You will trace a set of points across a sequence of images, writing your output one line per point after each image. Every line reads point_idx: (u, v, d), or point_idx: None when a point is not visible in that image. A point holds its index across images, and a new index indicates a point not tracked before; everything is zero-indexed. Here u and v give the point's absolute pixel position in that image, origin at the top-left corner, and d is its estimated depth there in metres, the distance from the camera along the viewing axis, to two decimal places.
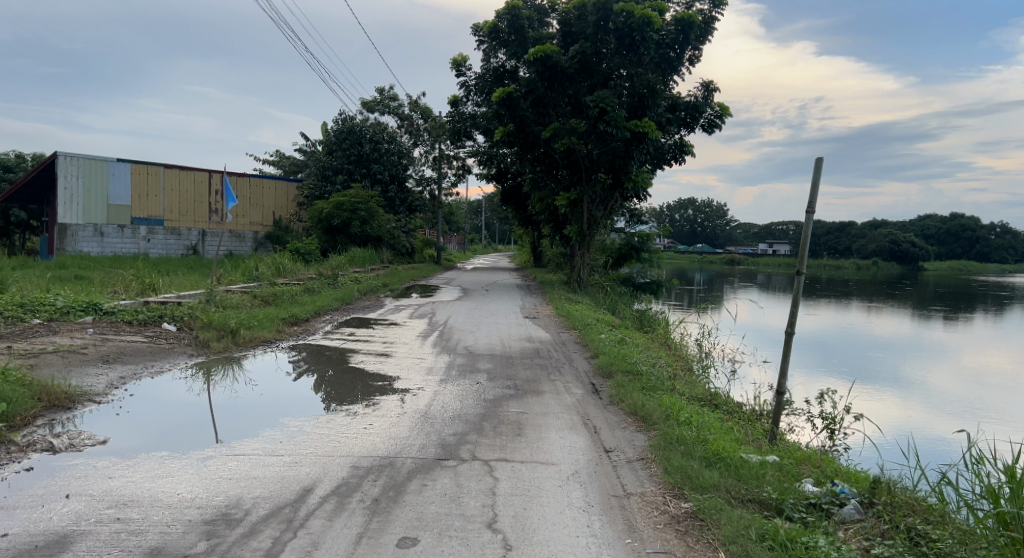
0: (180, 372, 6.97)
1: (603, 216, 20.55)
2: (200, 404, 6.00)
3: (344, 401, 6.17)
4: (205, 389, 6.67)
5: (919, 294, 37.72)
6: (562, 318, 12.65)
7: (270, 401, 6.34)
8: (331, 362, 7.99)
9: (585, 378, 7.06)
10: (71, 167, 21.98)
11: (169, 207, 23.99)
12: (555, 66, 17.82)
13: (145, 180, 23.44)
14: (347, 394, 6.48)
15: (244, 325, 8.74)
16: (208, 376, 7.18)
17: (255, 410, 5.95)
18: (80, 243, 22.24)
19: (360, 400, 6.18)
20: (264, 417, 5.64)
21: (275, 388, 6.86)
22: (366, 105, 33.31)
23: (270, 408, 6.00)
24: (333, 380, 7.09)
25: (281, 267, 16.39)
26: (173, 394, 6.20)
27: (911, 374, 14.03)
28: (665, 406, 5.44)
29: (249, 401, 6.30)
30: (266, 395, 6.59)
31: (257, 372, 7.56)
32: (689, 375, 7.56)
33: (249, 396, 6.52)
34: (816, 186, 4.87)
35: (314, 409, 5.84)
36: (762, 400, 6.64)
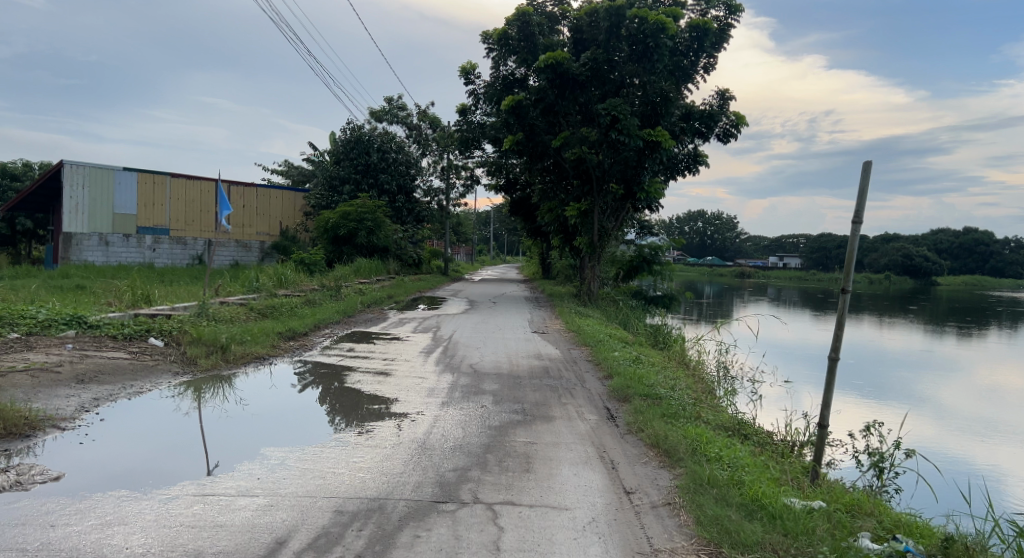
0: (164, 392, 6.47)
1: (614, 227, 20.04)
2: (184, 426, 5.50)
3: (336, 426, 5.61)
4: (192, 409, 6.17)
5: (934, 309, 36.95)
6: (573, 334, 12.09)
7: (262, 422, 5.84)
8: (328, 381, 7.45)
9: (599, 402, 6.49)
10: (76, 176, 21.71)
11: (174, 217, 23.69)
12: (566, 73, 17.40)
13: (150, 190, 23.11)
14: (341, 417, 5.95)
15: (235, 340, 8.24)
16: (196, 395, 6.68)
17: (245, 433, 5.44)
18: (85, 252, 21.92)
19: (354, 426, 5.62)
20: (247, 443, 5.11)
21: (269, 408, 6.36)
22: (374, 115, 33.05)
23: (256, 432, 5.46)
24: (327, 402, 6.54)
25: (283, 278, 15.95)
26: (155, 415, 5.70)
27: (938, 393, 13.36)
28: (691, 437, 4.89)
29: (238, 423, 5.80)
30: (259, 415, 6.09)
31: (248, 391, 7.04)
32: (710, 400, 7.00)
33: (241, 417, 6.01)
34: (863, 192, 4.29)
35: (303, 437, 5.28)
36: (794, 428, 6.06)
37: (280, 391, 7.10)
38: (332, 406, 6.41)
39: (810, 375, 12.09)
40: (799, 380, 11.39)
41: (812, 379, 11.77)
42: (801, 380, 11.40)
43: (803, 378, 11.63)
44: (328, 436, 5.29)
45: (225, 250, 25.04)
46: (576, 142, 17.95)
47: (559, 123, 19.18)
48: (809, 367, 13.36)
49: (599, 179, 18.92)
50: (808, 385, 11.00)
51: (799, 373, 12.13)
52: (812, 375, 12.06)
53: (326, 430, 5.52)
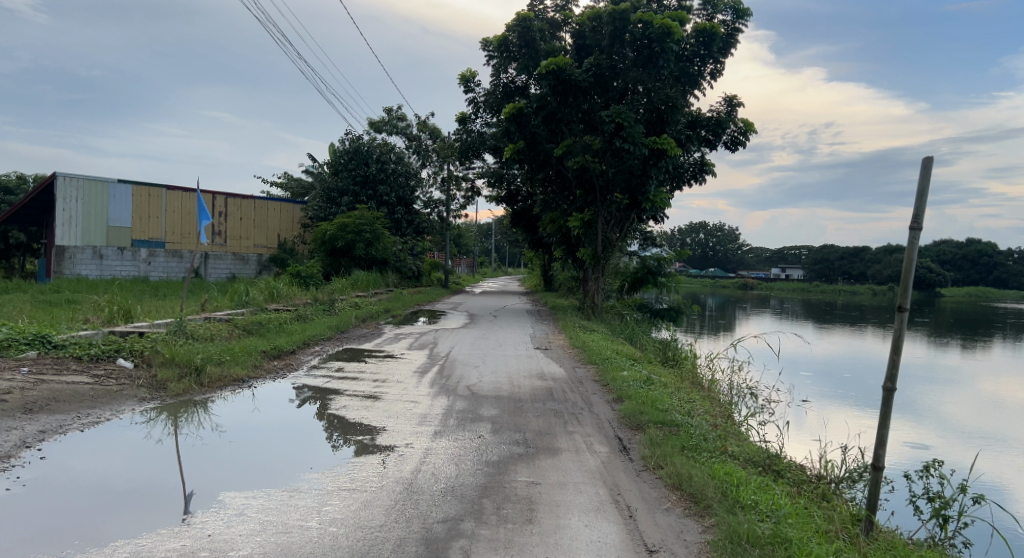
0: (131, 421, 5.83)
1: (619, 238, 19.43)
2: (151, 458, 4.89)
3: (315, 464, 4.84)
4: (164, 437, 5.55)
5: (941, 321, 36.19)
6: (577, 350, 11.42)
7: (240, 452, 5.22)
8: (312, 406, 6.78)
9: (609, 431, 5.83)
10: (70, 189, 21.12)
11: (170, 230, 23.16)
12: (568, 79, 16.80)
13: (145, 203, 22.57)
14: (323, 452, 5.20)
15: (212, 362, 7.61)
16: (169, 422, 6.03)
17: (219, 465, 4.83)
18: (79, 266, 21.32)
19: (336, 462, 4.88)
20: (207, 479, 4.47)
21: (250, 436, 5.74)
22: (374, 125, 32.60)
23: (222, 465, 4.81)
24: (307, 432, 5.82)
25: (274, 291, 15.36)
26: (117, 446, 5.08)
27: (960, 409, 12.66)
28: (720, 479, 4.23)
29: (214, 452, 5.19)
30: (238, 443, 5.47)
31: (226, 418, 6.36)
32: (733, 427, 6.35)
33: (217, 445, 5.40)
34: (922, 196, 3.64)
35: (274, 475, 4.58)
36: (829, 460, 5.40)
37: (260, 417, 6.43)
38: (317, 432, 5.77)
39: (828, 395, 11.43)
40: (819, 401, 10.73)
41: (830, 399, 11.10)
42: (820, 401, 10.75)
43: (822, 399, 10.96)
44: (302, 475, 4.57)
45: (220, 263, 24.30)
46: (579, 150, 17.38)
47: (562, 130, 18.65)
48: (826, 387, 12.71)
49: (603, 188, 18.36)
50: (828, 406, 10.34)
51: (816, 393, 11.46)
52: (831, 396, 11.39)
53: (303, 468, 4.75)
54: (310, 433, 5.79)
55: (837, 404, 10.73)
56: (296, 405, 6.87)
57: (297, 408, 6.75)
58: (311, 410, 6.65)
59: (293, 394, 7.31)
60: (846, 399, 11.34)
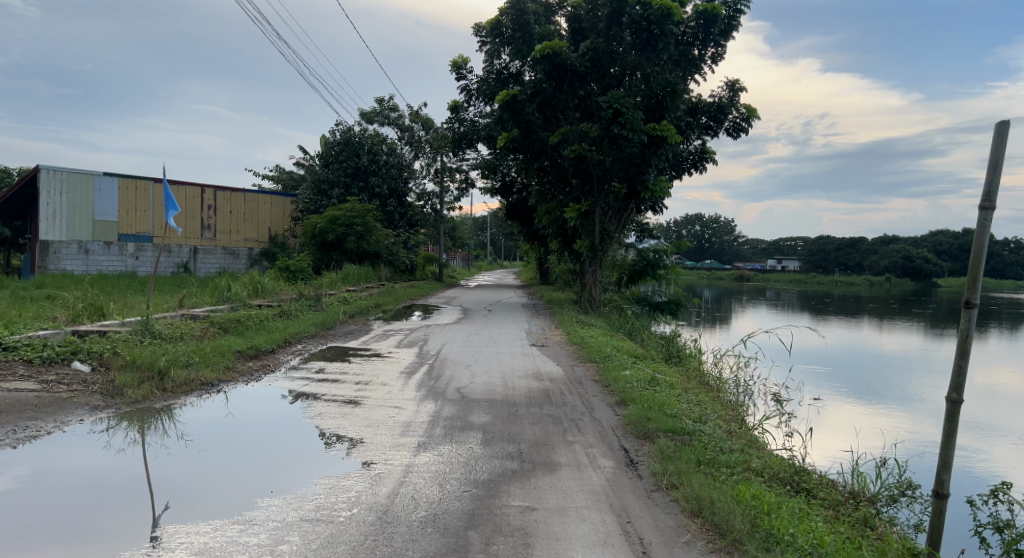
0: (85, 431, 5.32)
1: (616, 230, 18.83)
2: (102, 478, 4.40)
3: (280, 483, 4.30)
4: (122, 450, 5.06)
5: (940, 311, 35.66)
6: (575, 346, 10.82)
7: (211, 468, 4.73)
8: (289, 414, 6.22)
9: (613, 441, 5.24)
10: (53, 182, 20.35)
11: (158, 224, 22.45)
12: (564, 64, 16.16)
13: (131, 196, 21.82)
14: (290, 468, 4.66)
15: (177, 364, 6.98)
16: (132, 431, 5.53)
17: (191, 483, 4.34)
18: (64, 261, 20.50)
19: (303, 481, 4.33)
20: (155, 503, 3.96)
21: (223, 448, 5.23)
22: (365, 116, 31.89)
23: (175, 485, 4.30)
24: (277, 445, 5.26)
25: (259, 286, 14.69)
26: (77, 465, 4.61)
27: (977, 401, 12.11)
28: (747, 505, 3.64)
29: (182, 469, 4.68)
30: (209, 458, 4.96)
31: (194, 426, 5.83)
32: (751, 436, 5.76)
33: (185, 460, 4.89)
34: (995, 168, 3.05)
35: (230, 498, 4.05)
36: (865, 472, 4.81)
37: (233, 425, 5.90)
38: (297, 442, 5.30)
39: (841, 393, 10.86)
40: (831, 400, 10.16)
41: (843, 397, 10.53)
42: (833, 400, 10.18)
43: (834, 398, 10.38)
44: (261, 498, 4.02)
45: (209, 258, 23.64)
46: (575, 138, 16.74)
47: (557, 118, 18.01)
48: (837, 385, 12.14)
49: (601, 177, 17.72)
50: (841, 406, 9.78)
51: (828, 391, 10.89)
52: (843, 394, 10.83)
53: (264, 488, 4.22)
54: (290, 443, 5.31)
55: (851, 403, 10.17)
56: (275, 411, 6.36)
57: (274, 415, 6.21)
58: (289, 417, 6.10)
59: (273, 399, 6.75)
60: (858, 397, 10.78)
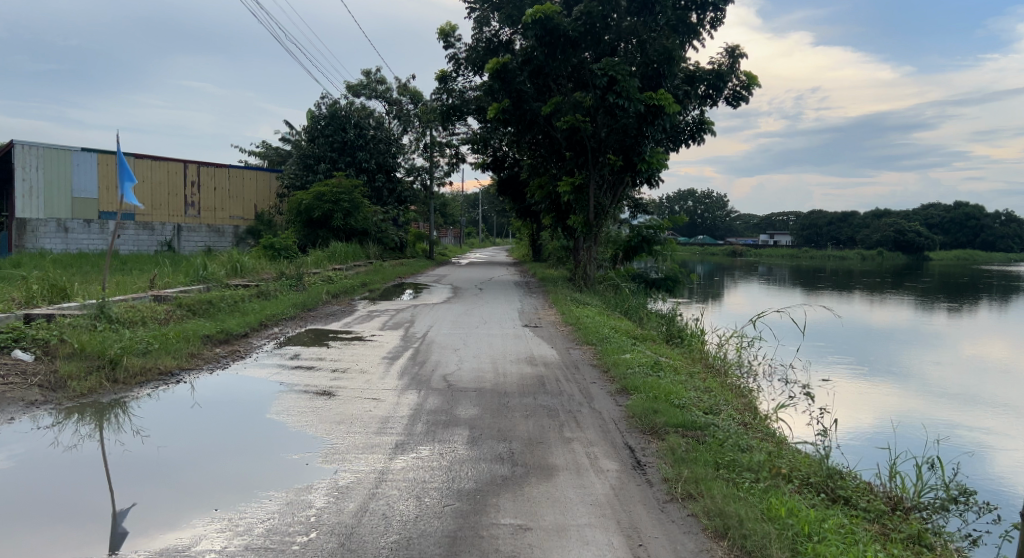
0: (29, 430, 4.79)
1: (611, 204, 18.19)
2: (46, 484, 3.92)
3: (245, 488, 3.81)
4: (69, 450, 4.55)
5: (931, 285, 35.41)
6: (570, 327, 10.25)
7: (159, 472, 4.18)
8: (260, 402, 5.66)
9: (616, 438, 4.65)
10: (28, 157, 19.37)
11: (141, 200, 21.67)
12: (556, 29, 15.30)
13: (109, 172, 20.75)
14: (257, 467, 4.18)
15: (132, 352, 6.35)
16: (84, 428, 5.01)
17: (135, 490, 3.83)
18: (42, 240, 19.66)
19: (270, 486, 3.83)
20: (104, 513, 3.50)
21: (180, 448, 4.68)
22: (352, 89, 30.87)
23: (127, 491, 3.81)
24: (244, 439, 4.77)
25: (238, 265, 13.97)
26: (19, 470, 4.13)
27: (986, 376, 11.65)
28: (783, 526, 3.07)
29: (136, 471, 4.19)
30: (166, 458, 4.45)
31: (153, 419, 5.30)
32: (769, 432, 5.18)
33: (137, 462, 4.36)
34: None
35: (187, 506, 3.58)
36: (906, 475, 4.21)
37: (196, 417, 5.39)
38: (267, 434, 4.81)
39: (849, 374, 10.33)
40: (841, 382, 9.61)
41: (852, 379, 10.00)
42: (841, 382, 9.64)
43: (843, 379, 9.84)
44: (222, 506, 3.55)
45: (194, 235, 22.76)
46: (569, 108, 15.90)
47: (549, 87, 17.18)
48: (845, 363, 11.60)
49: (595, 149, 16.94)
50: (851, 388, 9.24)
51: (836, 372, 10.38)
52: (852, 375, 10.30)
53: (226, 494, 3.73)
54: (260, 435, 4.83)
55: (860, 384, 9.64)
56: (245, 398, 5.84)
57: (243, 402, 5.69)
58: (259, 406, 5.55)
59: (243, 387, 6.17)
60: (868, 378, 10.26)
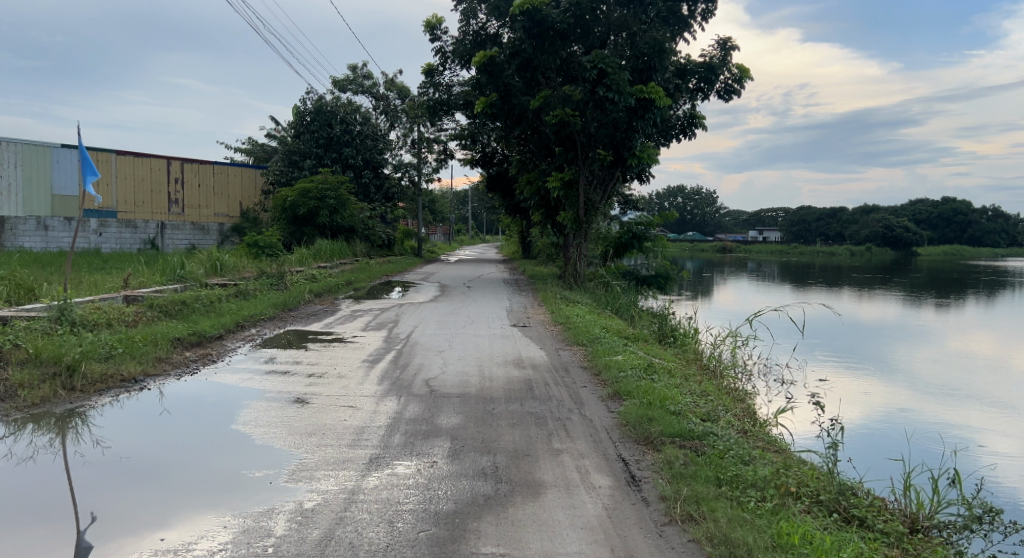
0: None
1: (601, 200, 17.88)
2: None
3: (211, 507, 3.54)
4: (21, 462, 4.23)
5: (919, 280, 35.48)
6: (560, 327, 9.92)
7: (113, 490, 3.86)
8: (230, 407, 5.35)
9: (609, 451, 4.32)
10: (6, 154, 18.79)
11: (123, 198, 21.17)
12: (544, 21, 14.91)
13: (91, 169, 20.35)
14: (223, 481, 3.91)
15: (91, 357, 5.95)
16: (40, 437, 4.67)
17: (93, 510, 3.56)
18: (21, 238, 18.68)
19: (237, 505, 3.55)
20: (59, 538, 3.24)
21: (139, 461, 4.35)
22: (338, 84, 30.38)
23: (83, 511, 3.53)
24: (213, 448, 4.48)
25: (217, 264, 13.52)
26: None
27: (982, 371, 11.45)
28: (798, 556, 2.77)
29: (95, 486, 3.91)
30: (128, 472, 4.16)
31: (116, 427, 4.97)
32: (771, 440, 4.88)
33: (97, 476, 4.07)
34: None
35: (148, 528, 3.32)
36: (924, 490, 3.91)
37: (163, 424, 5.08)
38: (237, 442, 4.53)
39: (847, 373, 10.05)
40: (839, 382, 9.32)
41: (850, 378, 9.71)
42: (838, 381, 9.35)
43: (840, 379, 9.56)
44: (184, 530, 3.29)
45: (178, 233, 21.85)
46: (558, 102, 15.53)
47: (538, 81, 16.78)
48: (841, 360, 11.32)
49: (585, 144, 16.55)
50: (850, 388, 8.96)
51: (833, 371, 10.09)
52: (849, 374, 10.02)
53: (189, 514, 3.47)
54: (229, 443, 4.55)
55: (859, 383, 9.36)
56: (216, 402, 5.54)
57: (214, 408, 5.39)
58: (229, 411, 5.25)
59: (215, 390, 5.84)
60: (866, 377, 9.97)
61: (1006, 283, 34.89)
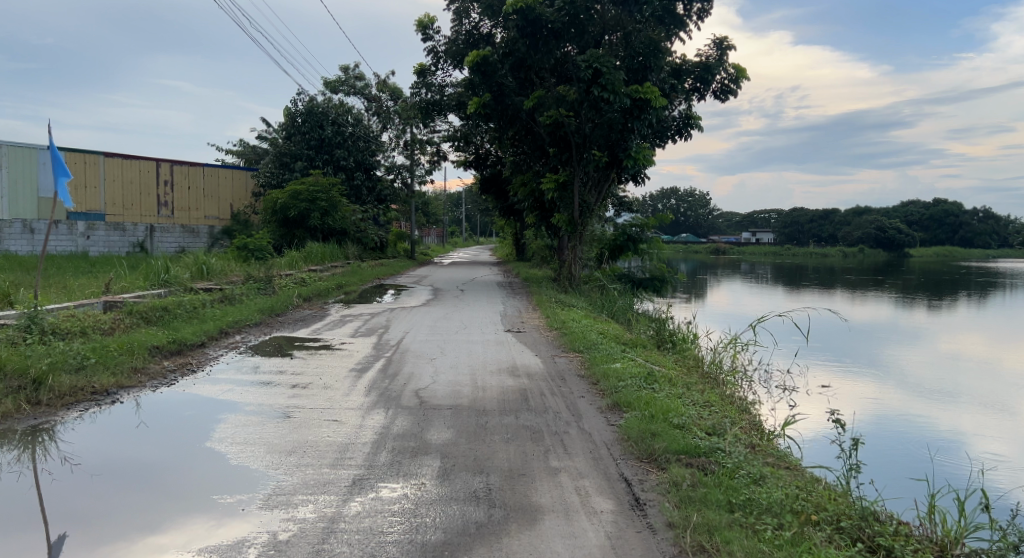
0: None
1: (596, 202, 17.61)
2: None
3: (181, 537, 3.24)
4: None
5: (913, 282, 35.41)
6: (555, 332, 9.64)
7: (77, 514, 3.55)
8: (208, 421, 5.04)
9: (610, 470, 4.04)
10: None
11: (112, 200, 20.61)
12: (538, 20, 14.64)
13: (79, 171, 19.98)
14: (196, 505, 3.60)
15: (61, 368, 5.63)
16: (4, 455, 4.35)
17: (53, 539, 3.25)
18: (7, 241, 18.46)
19: (208, 535, 3.24)
20: None
21: (110, 479, 4.04)
22: (330, 85, 30.06)
23: (42, 541, 3.22)
24: (187, 466, 4.17)
25: (203, 267, 13.18)
26: None
27: (983, 373, 11.25)
28: None
29: (58, 510, 3.60)
30: (96, 492, 3.85)
31: (87, 443, 4.65)
32: (781, 456, 4.62)
33: (63, 498, 3.76)
34: None
35: None
36: (949, 514, 3.66)
37: (138, 438, 4.77)
38: (213, 460, 4.21)
39: (850, 378, 9.79)
40: (843, 387, 9.05)
41: (853, 383, 9.45)
42: (841, 386, 9.07)
43: (843, 384, 9.29)
44: None
45: (168, 236, 21.47)
46: (552, 102, 15.27)
47: (532, 81, 16.51)
48: (842, 363, 11.08)
49: (579, 145, 16.25)
50: (854, 394, 8.70)
51: (834, 376, 9.84)
52: (852, 378, 9.77)
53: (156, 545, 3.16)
54: (204, 461, 4.23)
55: (863, 388, 9.10)
56: (194, 415, 5.22)
57: (191, 421, 5.07)
58: (206, 425, 4.93)
59: (194, 403, 5.52)
60: (870, 381, 9.72)
61: (997, 283, 34.97)
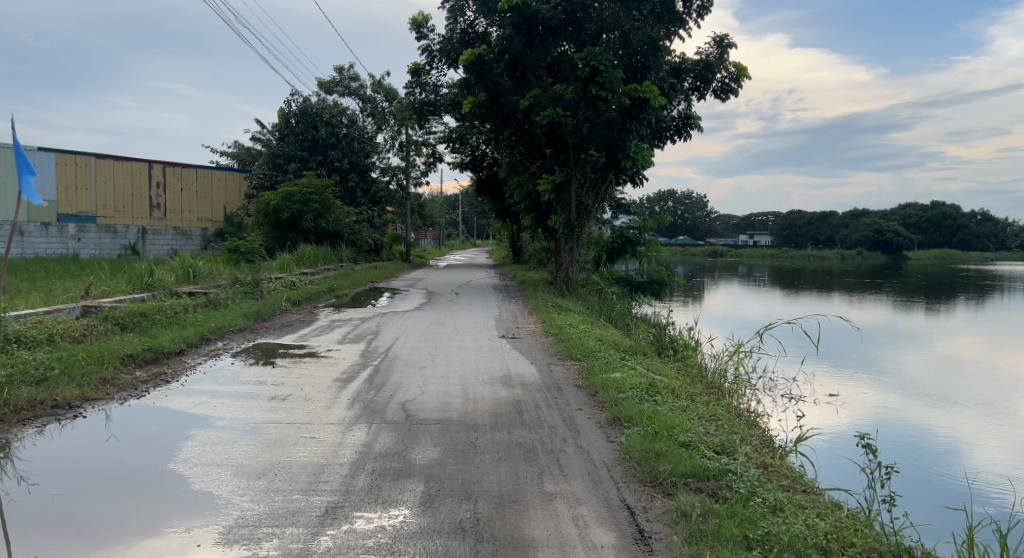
0: None
1: (594, 204, 17.24)
2: None
3: None
4: None
5: (912, 284, 35.09)
6: (552, 338, 9.26)
7: (21, 543, 3.18)
8: (176, 438, 4.65)
9: (610, 496, 3.67)
10: None
11: (103, 202, 20.11)
12: (534, 17, 14.26)
13: (69, 172, 19.49)
14: (149, 538, 3.22)
15: (19, 382, 5.23)
16: None
17: None
18: None
19: None
20: None
21: (63, 501, 3.66)
22: (324, 86, 29.66)
23: None
24: (149, 488, 3.79)
25: (189, 271, 12.77)
26: None
27: (992, 377, 10.92)
28: None
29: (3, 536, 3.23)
30: (46, 516, 3.48)
31: (45, 460, 4.27)
32: (797, 478, 4.27)
33: (10, 521, 3.39)
34: None
35: None
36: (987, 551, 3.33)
37: (101, 456, 4.38)
38: (174, 483, 3.83)
39: (859, 385, 9.39)
40: (852, 396, 8.65)
41: (863, 391, 9.06)
42: (850, 395, 8.67)
43: (853, 392, 8.89)
44: None
45: (160, 239, 21.25)
46: (548, 101, 14.90)
47: (528, 81, 16.15)
48: (849, 369, 10.68)
49: (576, 145, 15.87)
50: (864, 403, 8.31)
51: (842, 383, 9.44)
52: (861, 386, 9.37)
53: None
54: (166, 483, 3.85)
55: (874, 397, 8.71)
56: (162, 431, 4.84)
57: (160, 438, 4.68)
58: (172, 443, 4.54)
59: (165, 417, 5.15)
60: (880, 389, 9.31)
61: (997, 286, 34.65)
